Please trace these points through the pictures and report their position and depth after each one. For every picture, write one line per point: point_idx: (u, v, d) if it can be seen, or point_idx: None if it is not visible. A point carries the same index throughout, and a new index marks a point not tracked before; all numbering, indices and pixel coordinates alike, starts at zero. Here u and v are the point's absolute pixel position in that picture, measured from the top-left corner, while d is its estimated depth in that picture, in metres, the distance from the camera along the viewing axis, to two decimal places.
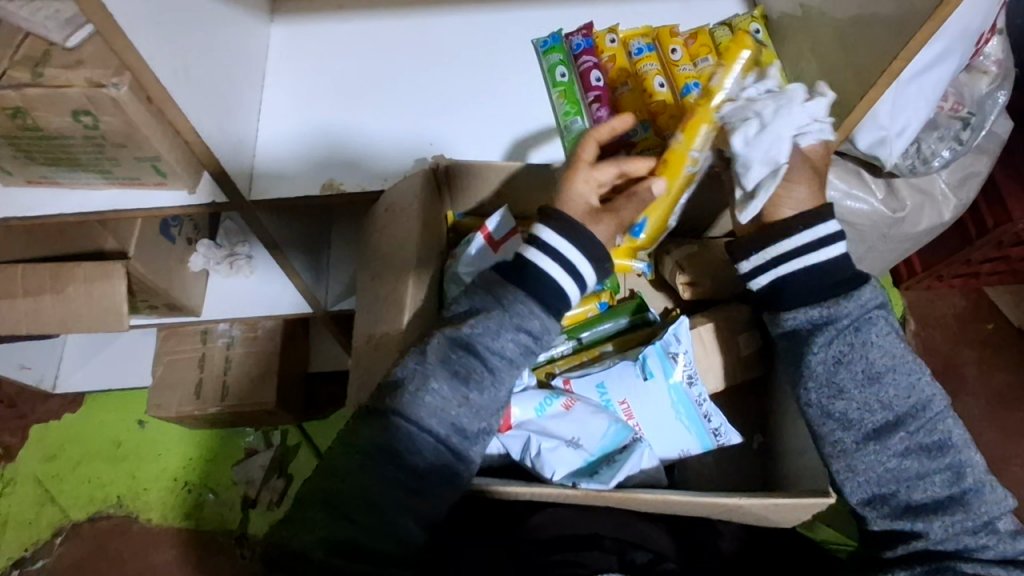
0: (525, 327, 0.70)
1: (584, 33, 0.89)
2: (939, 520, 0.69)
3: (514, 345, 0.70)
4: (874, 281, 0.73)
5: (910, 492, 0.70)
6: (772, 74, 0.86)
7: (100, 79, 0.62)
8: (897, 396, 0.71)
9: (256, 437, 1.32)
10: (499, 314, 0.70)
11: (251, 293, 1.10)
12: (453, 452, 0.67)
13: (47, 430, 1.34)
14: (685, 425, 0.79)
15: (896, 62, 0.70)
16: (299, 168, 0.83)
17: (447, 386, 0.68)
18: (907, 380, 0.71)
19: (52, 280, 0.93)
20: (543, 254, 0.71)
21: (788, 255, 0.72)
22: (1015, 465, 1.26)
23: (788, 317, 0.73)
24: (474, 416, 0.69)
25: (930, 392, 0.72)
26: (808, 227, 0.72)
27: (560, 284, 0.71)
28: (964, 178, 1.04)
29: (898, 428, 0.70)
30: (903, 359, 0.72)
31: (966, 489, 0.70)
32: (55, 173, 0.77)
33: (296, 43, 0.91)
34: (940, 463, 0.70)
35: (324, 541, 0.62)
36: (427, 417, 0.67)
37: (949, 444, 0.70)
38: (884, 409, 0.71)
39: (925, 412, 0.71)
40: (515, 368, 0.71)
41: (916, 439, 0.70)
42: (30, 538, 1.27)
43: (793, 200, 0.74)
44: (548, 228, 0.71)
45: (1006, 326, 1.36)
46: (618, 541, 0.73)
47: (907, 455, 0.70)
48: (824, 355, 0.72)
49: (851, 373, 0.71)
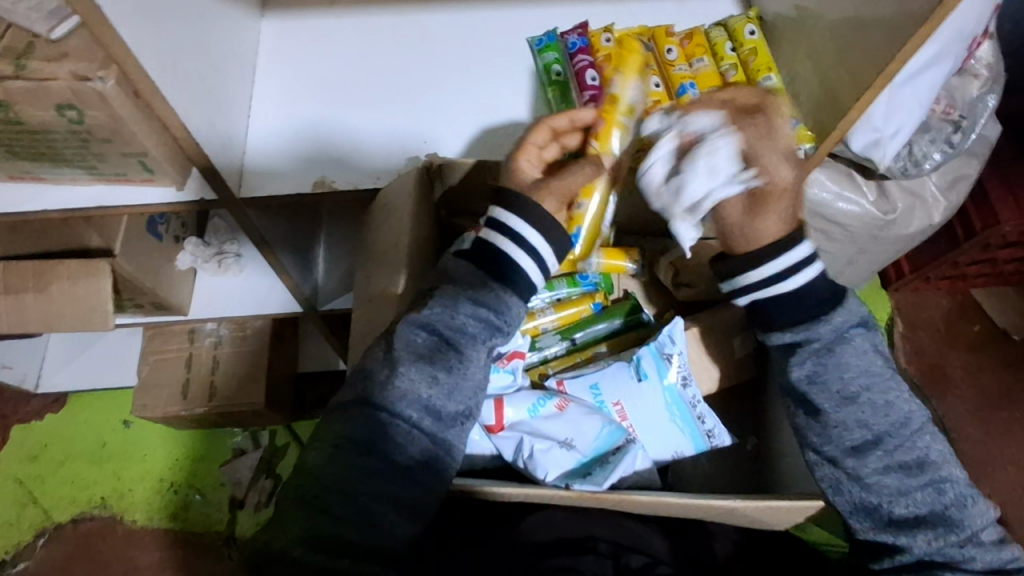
0: (482, 304, 0.70)
1: (580, 31, 0.88)
2: (922, 535, 0.69)
3: (474, 321, 0.69)
4: (848, 301, 0.73)
5: (892, 507, 0.70)
6: (766, 76, 0.88)
7: (84, 72, 0.60)
8: (875, 415, 0.71)
9: (244, 437, 1.30)
10: (455, 294, 0.70)
11: (239, 292, 1.08)
12: (428, 435, 0.67)
13: (29, 430, 1.32)
14: (679, 427, 0.78)
15: (891, 64, 0.70)
16: (288, 168, 0.82)
17: (414, 369, 0.67)
18: (884, 399, 0.71)
19: (36, 278, 0.91)
20: (514, 243, 0.71)
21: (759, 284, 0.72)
22: (1001, 465, 1.27)
23: (776, 336, 0.73)
24: (447, 397, 0.68)
25: (908, 409, 0.72)
26: (772, 259, 0.70)
27: (515, 260, 0.71)
28: (954, 180, 1.04)
29: (876, 445, 0.70)
30: (880, 378, 0.72)
31: (948, 505, 0.70)
32: (39, 168, 0.76)
33: (287, 38, 0.90)
34: (920, 480, 0.70)
35: (303, 538, 0.61)
36: (398, 402, 0.67)
37: (928, 461, 0.70)
38: (862, 428, 0.71)
39: (902, 431, 0.71)
40: (478, 344, 0.70)
41: (894, 457, 0.70)
42: (10, 541, 1.24)
43: (767, 227, 0.70)
44: (519, 219, 0.71)
45: (992, 329, 1.37)
46: (613, 545, 0.72)
47: (886, 473, 0.70)
48: (801, 373, 0.72)
49: (827, 392, 0.71)
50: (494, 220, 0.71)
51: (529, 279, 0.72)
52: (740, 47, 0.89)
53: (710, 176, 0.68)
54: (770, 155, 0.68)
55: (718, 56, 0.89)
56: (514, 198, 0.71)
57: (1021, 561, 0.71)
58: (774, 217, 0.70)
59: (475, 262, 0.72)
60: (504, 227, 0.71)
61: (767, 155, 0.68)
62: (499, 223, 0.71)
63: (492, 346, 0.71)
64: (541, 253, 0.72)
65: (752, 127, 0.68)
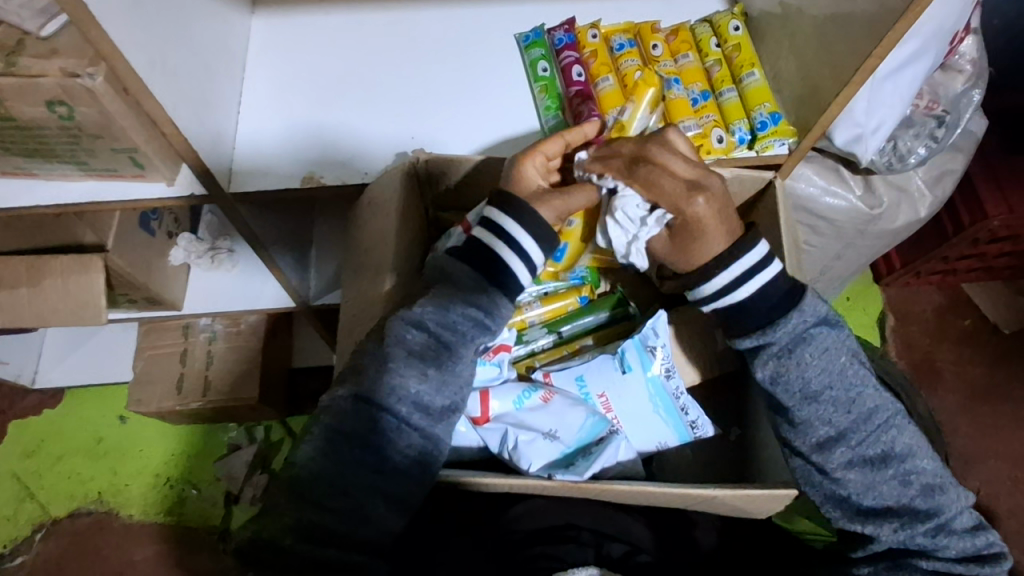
0: (475, 305, 0.70)
1: (566, 28, 0.90)
2: (891, 524, 0.71)
3: (465, 320, 0.70)
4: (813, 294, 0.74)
5: (861, 498, 0.72)
6: (749, 72, 0.89)
7: (73, 68, 0.61)
8: (837, 413, 0.71)
9: (239, 432, 1.32)
10: (449, 292, 0.70)
11: (232, 288, 1.09)
12: (416, 431, 0.68)
13: (26, 426, 1.33)
14: (663, 417, 0.79)
15: (871, 59, 0.71)
16: (278, 163, 0.82)
17: (404, 365, 0.68)
18: (846, 395, 0.72)
19: (29, 273, 0.92)
20: (513, 251, 0.71)
21: (724, 289, 0.72)
22: (990, 458, 1.28)
23: (739, 340, 0.74)
24: (437, 393, 0.69)
25: (873, 403, 0.72)
26: (730, 264, 0.71)
27: (508, 264, 0.71)
28: (940, 175, 1.05)
29: (840, 442, 0.71)
30: (842, 375, 0.72)
31: (915, 496, 0.71)
32: (31, 164, 0.77)
33: (277, 35, 0.91)
34: (886, 474, 0.71)
35: (293, 527, 0.63)
36: (388, 397, 0.67)
37: (893, 455, 0.71)
38: (826, 425, 0.72)
39: (867, 426, 0.72)
40: (470, 343, 0.70)
41: (858, 452, 0.71)
42: (7, 535, 1.25)
43: (704, 249, 0.72)
44: (515, 222, 0.71)
45: (981, 322, 1.38)
46: (596, 534, 0.74)
47: (851, 467, 0.71)
48: (764, 374, 0.73)
49: (789, 392, 0.72)
50: (496, 225, 0.71)
51: (522, 285, 0.73)
52: (724, 44, 0.90)
53: (624, 228, 0.75)
54: (671, 191, 0.70)
55: (702, 52, 0.91)
56: (509, 199, 0.71)
57: (997, 545, 0.73)
58: (706, 237, 0.71)
59: (475, 267, 0.71)
60: (505, 234, 0.71)
61: (669, 193, 0.70)
62: (501, 229, 0.71)
63: (482, 345, 0.72)
64: (533, 257, 0.73)
65: (644, 174, 0.71)
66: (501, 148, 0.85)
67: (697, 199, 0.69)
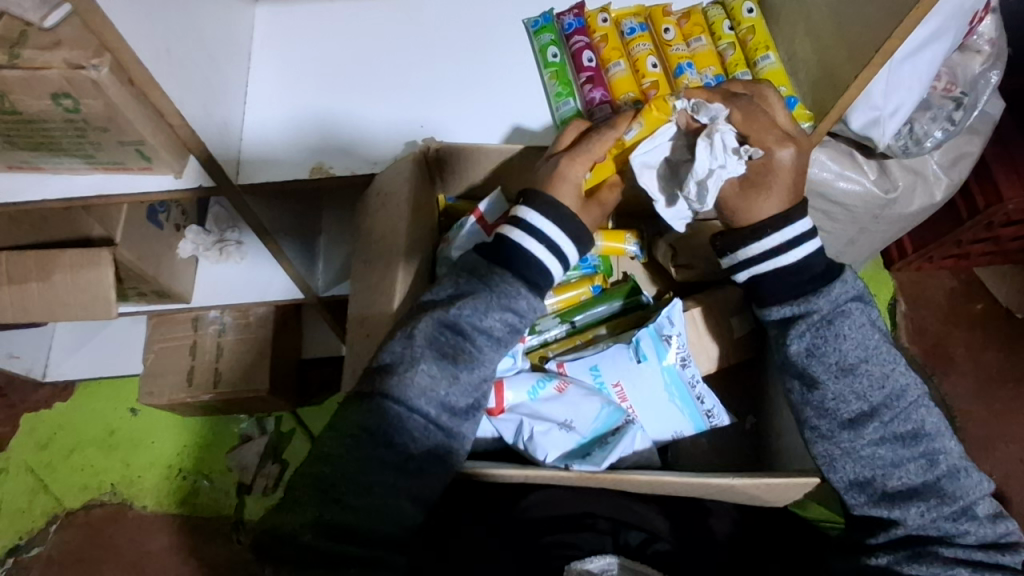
0: (512, 308, 0.71)
1: (576, 12, 0.88)
2: (916, 507, 0.70)
3: (500, 324, 0.71)
4: (846, 274, 0.74)
5: (885, 479, 0.71)
6: (764, 55, 0.87)
7: (78, 60, 0.60)
8: (871, 387, 0.71)
9: (250, 423, 1.32)
10: (485, 295, 0.71)
11: (241, 279, 1.09)
12: (445, 432, 0.68)
13: (38, 419, 1.33)
14: (679, 406, 0.79)
15: (889, 41, 0.70)
16: (285, 154, 0.81)
17: (436, 366, 0.68)
18: (881, 370, 0.72)
19: (39, 267, 0.92)
20: (540, 245, 0.72)
21: (759, 257, 0.73)
22: (1003, 443, 1.27)
23: (771, 311, 0.75)
24: (462, 394, 0.69)
25: (904, 380, 0.73)
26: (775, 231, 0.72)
27: (543, 263, 0.73)
28: (956, 158, 1.03)
29: (873, 416, 0.71)
30: (877, 350, 0.72)
31: (941, 475, 0.71)
32: (38, 158, 0.76)
33: (281, 22, 0.90)
34: (914, 451, 0.71)
35: (313, 524, 0.62)
36: (416, 397, 0.67)
37: (922, 433, 0.71)
38: (859, 400, 0.72)
39: (898, 403, 0.72)
40: (501, 346, 0.72)
41: (890, 428, 0.71)
42: (23, 527, 1.26)
43: (760, 208, 0.73)
44: (540, 216, 0.72)
45: (994, 306, 1.37)
46: (612, 521, 0.74)
47: (881, 443, 0.71)
48: (799, 346, 0.73)
49: (825, 364, 0.72)
50: (521, 220, 0.73)
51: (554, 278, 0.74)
52: (737, 26, 0.89)
53: (713, 154, 0.71)
54: (761, 133, 0.71)
55: (715, 35, 0.89)
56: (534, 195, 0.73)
57: (1016, 534, 0.72)
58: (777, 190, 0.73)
59: (501, 262, 0.72)
60: (540, 235, 0.72)
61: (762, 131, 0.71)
62: (528, 225, 0.72)
63: (510, 348, 0.73)
64: (565, 252, 0.74)
65: (737, 107, 0.72)
66: (516, 136, 0.84)
67: (784, 149, 0.72)
